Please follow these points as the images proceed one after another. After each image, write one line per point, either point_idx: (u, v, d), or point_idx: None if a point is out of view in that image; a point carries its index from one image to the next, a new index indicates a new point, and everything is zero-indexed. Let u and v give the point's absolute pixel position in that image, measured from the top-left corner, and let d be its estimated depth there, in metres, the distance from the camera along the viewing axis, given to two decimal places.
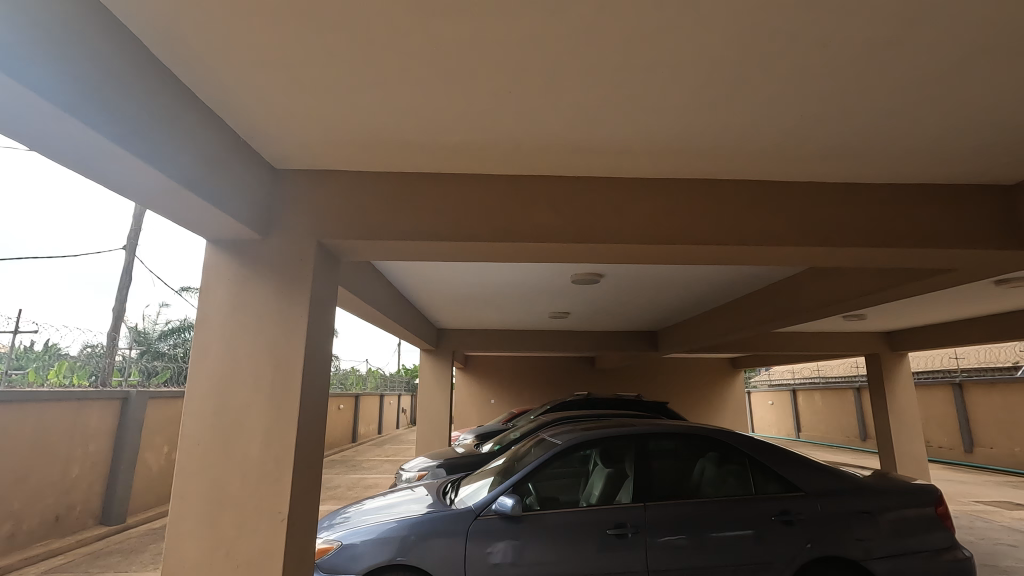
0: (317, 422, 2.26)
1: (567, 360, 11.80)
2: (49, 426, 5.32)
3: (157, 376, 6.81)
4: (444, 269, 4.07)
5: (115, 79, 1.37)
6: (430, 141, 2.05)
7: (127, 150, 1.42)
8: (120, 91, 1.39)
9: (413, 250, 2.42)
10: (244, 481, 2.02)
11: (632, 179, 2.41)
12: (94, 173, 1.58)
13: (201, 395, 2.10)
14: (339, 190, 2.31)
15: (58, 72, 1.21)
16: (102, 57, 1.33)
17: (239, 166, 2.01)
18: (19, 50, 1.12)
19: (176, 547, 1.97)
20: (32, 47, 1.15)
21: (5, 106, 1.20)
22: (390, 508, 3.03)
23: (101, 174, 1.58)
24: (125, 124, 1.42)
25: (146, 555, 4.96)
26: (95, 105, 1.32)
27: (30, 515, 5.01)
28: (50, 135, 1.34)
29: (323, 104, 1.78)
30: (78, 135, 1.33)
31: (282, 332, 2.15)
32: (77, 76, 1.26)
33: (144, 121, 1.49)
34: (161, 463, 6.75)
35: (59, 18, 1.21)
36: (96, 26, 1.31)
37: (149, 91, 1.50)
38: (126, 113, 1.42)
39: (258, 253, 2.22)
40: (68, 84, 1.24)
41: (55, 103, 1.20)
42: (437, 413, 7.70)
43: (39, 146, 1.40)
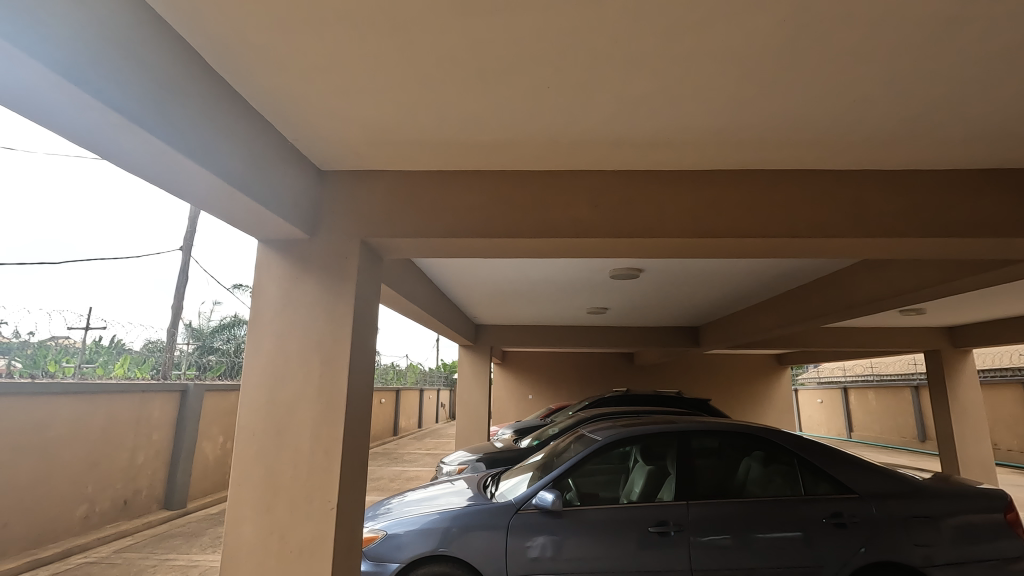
0: (363, 415, 2.33)
1: (606, 357, 11.69)
2: (116, 417, 5.65)
3: (212, 370, 7.20)
4: (483, 266, 4.10)
5: (167, 90, 1.46)
6: (466, 139, 2.07)
7: (181, 152, 1.51)
8: (173, 102, 1.49)
9: (454, 247, 2.46)
10: (295, 471, 2.11)
11: (673, 172, 2.36)
12: (155, 176, 1.68)
13: (256, 387, 2.21)
14: (379, 191, 2.36)
15: (116, 84, 1.31)
16: (154, 60, 1.41)
17: (285, 171, 2.10)
18: (83, 64, 1.22)
19: (234, 533, 2.08)
20: (94, 61, 1.25)
21: (78, 116, 1.32)
22: (432, 500, 3.10)
23: (161, 177, 1.69)
24: (176, 126, 1.50)
25: (206, 538, 5.25)
26: (148, 109, 1.40)
27: (102, 499, 5.38)
28: (109, 137, 1.43)
29: (365, 105, 1.83)
30: (135, 138, 1.42)
31: (329, 328, 2.23)
32: (138, 89, 1.37)
33: (194, 127, 1.57)
34: (217, 453, 7.12)
35: (115, 30, 1.30)
36: (148, 31, 1.39)
37: (195, 93, 1.57)
38: (176, 116, 1.50)
39: (305, 252, 2.31)
40: (123, 92, 1.33)
41: (110, 105, 1.28)
42: (476, 407, 7.78)
43: (106, 151, 1.51)
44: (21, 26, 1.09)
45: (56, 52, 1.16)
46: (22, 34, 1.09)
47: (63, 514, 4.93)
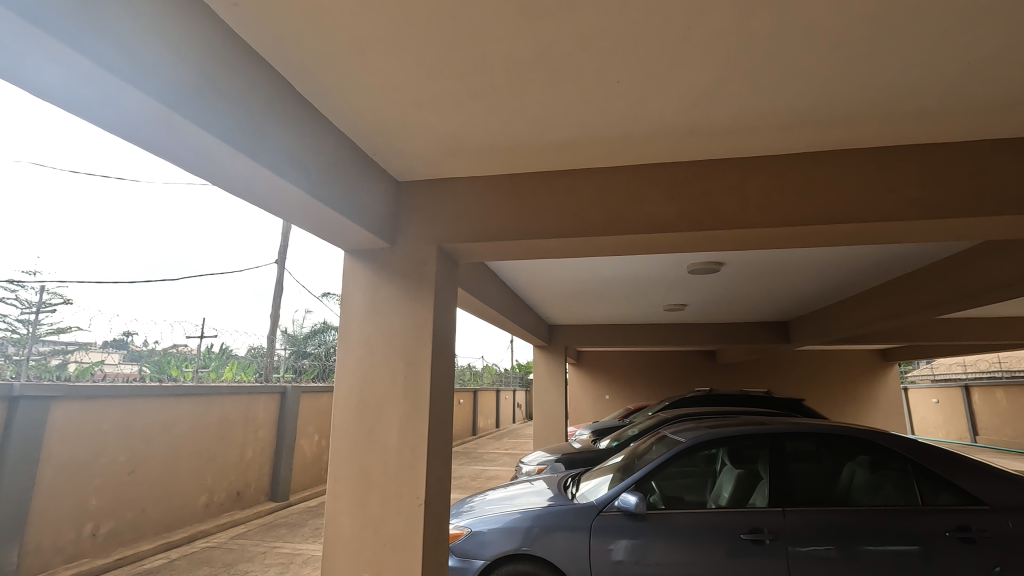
0: (446, 415, 2.41)
1: (685, 355, 11.25)
2: (227, 415, 6.22)
3: (306, 373, 7.88)
4: (555, 266, 4.10)
5: (263, 116, 1.59)
6: (536, 140, 2.08)
7: (276, 173, 1.64)
8: (268, 127, 1.62)
9: (526, 249, 2.48)
10: (385, 468, 2.23)
11: (755, 158, 2.23)
12: (254, 196, 1.84)
13: (348, 389, 2.36)
14: (453, 198, 2.44)
15: (222, 115, 1.44)
16: (251, 90, 1.54)
17: (366, 184, 2.22)
18: (195, 99, 1.35)
19: (333, 524, 2.23)
20: (203, 95, 1.38)
21: (191, 146, 1.47)
22: (513, 499, 3.14)
23: (259, 196, 1.84)
24: (268, 147, 1.61)
25: (307, 529, 5.67)
26: (248, 135, 1.53)
27: (219, 490, 5.97)
28: (216, 164, 1.57)
29: (437, 115, 1.90)
30: (234, 160, 1.54)
31: (411, 332, 2.33)
32: (239, 118, 1.50)
33: (286, 148, 1.70)
34: (314, 449, 7.67)
35: (220, 66, 1.43)
36: (240, 61, 1.50)
37: (283, 115, 1.68)
38: (268, 137, 1.61)
39: (387, 260, 2.43)
40: (228, 122, 1.46)
41: (215, 134, 1.41)
42: (553, 408, 7.78)
43: (214, 175, 1.67)
44: (140, 67, 1.20)
45: (168, 87, 1.27)
46: (140, 74, 1.20)
47: (189, 502, 5.53)
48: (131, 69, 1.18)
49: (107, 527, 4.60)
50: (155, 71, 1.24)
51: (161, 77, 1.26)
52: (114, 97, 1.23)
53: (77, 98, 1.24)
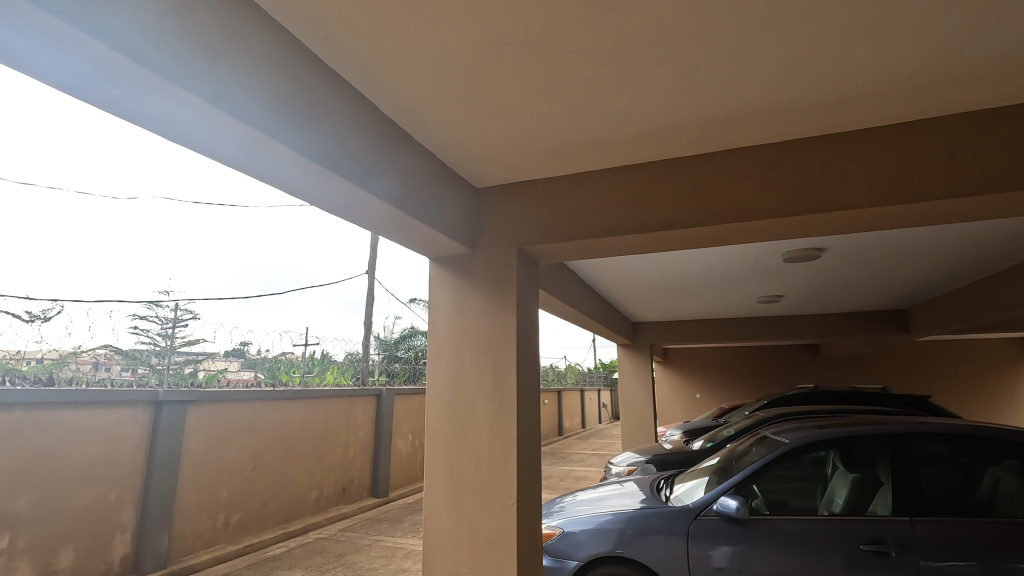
0: (533, 416, 2.44)
1: (784, 350, 10.46)
2: (332, 417, 6.66)
3: (397, 376, 8.26)
4: (637, 262, 4.00)
5: (350, 136, 1.71)
6: (612, 135, 2.05)
7: (364, 188, 1.76)
8: (355, 146, 1.73)
9: (606, 247, 2.45)
10: (478, 467, 2.29)
11: (857, 132, 2.03)
12: (345, 211, 1.97)
13: (439, 391, 2.46)
14: (530, 201, 2.46)
15: (315, 138, 1.56)
16: (338, 113, 1.66)
17: (446, 193, 2.30)
18: (291, 126, 1.48)
19: (431, 520, 2.33)
20: (298, 122, 1.50)
21: (290, 170, 1.61)
22: (604, 501, 3.10)
23: (349, 211, 1.97)
24: (353, 163, 1.72)
25: (406, 524, 5.96)
26: (338, 155, 1.65)
27: (328, 486, 6.45)
28: (311, 184, 1.71)
29: (511, 120, 1.93)
30: (323, 178, 1.66)
31: (496, 334, 2.39)
32: (329, 140, 1.62)
33: (371, 164, 1.81)
34: (408, 449, 8.06)
35: (311, 93, 1.55)
36: (328, 87, 1.62)
37: (365, 133, 1.78)
38: (353, 154, 1.72)
39: (469, 265, 2.50)
40: (320, 145, 1.58)
41: (310, 157, 1.53)
42: (641, 407, 7.57)
43: (309, 194, 1.81)
44: (241, 100, 1.33)
45: (265, 116, 1.40)
46: (242, 107, 1.33)
47: (303, 497, 6.02)
48: (234, 102, 1.31)
49: (237, 517, 5.13)
50: (254, 102, 1.37)
51: (259, 108, 1.38)
52: (219, 128, 1.37)
53: (190, 133, 1.39)
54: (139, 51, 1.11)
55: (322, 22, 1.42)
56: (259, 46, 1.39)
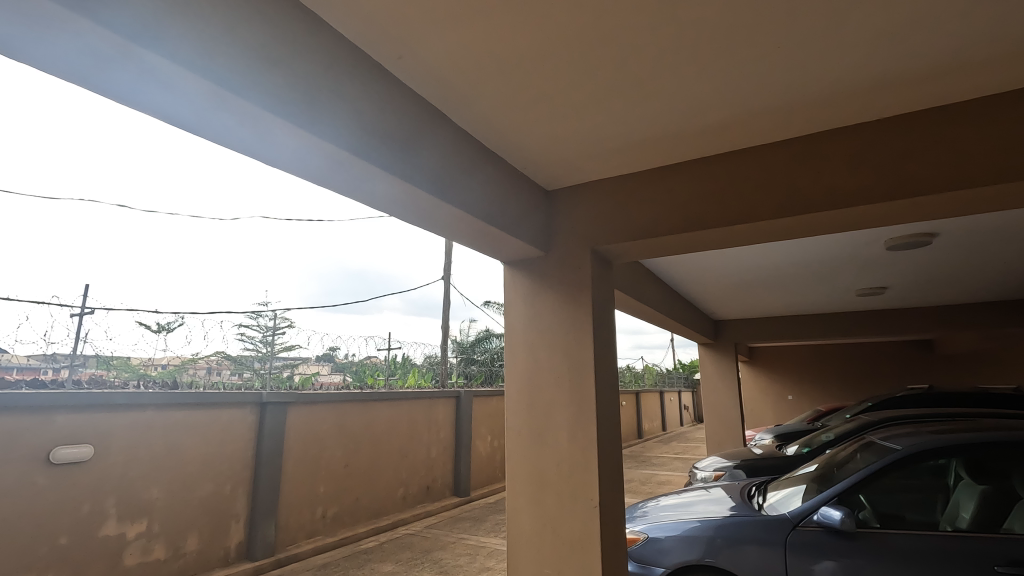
0: (613, 418, 2.40)
1: (890, 346, 9.49)
2: (415, 417, 6.92)
3: (475, 378, 8.51)
4: (717, 257, 3.81)
5: (424, 148, 1.78)
6: (686, 127, 1.98)
7: (438, 196, 1.83)
8: (429, 156, 1.81)
9: (683, 243, 2.36)
10: (558, 469, 2.29)
11: (972, 102, 1.82)
12: (419, 219, 2.06)
13: (517, 392, 2.50)
14: (601, 200, 2.43)
15: (393, 152, 1.65)
16: (413, 127, 1.74)
17: (517, 198, 2.33)
18: (372, 142, 1.57)
19: (515, 521, 2.37)
20: (377, 138, 1.59)
21: (371, 183, 1.70)
22: (690, 507, 2.98)
23: (424, 219, 2.06)
24: (421, 170, 1.76)
25: (489, 524, 6.08)
26: (414, 168, 1.73)
27: (414, 484, 6.72)
28: (388, 194, 1.80)
29: (580, 120, 1.92)
30: (391, 184, 1.71)
31: (573, 336, 2.38)
32: (405, 154, 1.70)
33: (444, 173, 1.88)
34: (487, 449, 8.21)
35: (388, 109, 1.64)
36: (404, 102, 1.71)
37: (433, 141, 1.83)
38: (420, 161, 1.76)
39: (543, 267, 2.52)
40: (398, 157, 1.67)
41: (388, 170, 1.62)
42: (726, 410, 7.19)
43: (387, 205, 1.91)
44: (313, 114, 1.39)
45: (336, 129, 1.45)
46: (314, 121, 1.39)
47: (391, 493, 6.32)
48: (307, 117, 1.37)
49: (333, 511, 5.50)
50: (326, 116, 1.43)
51: (330, 121, 1.44)
52: (297, 144, 1.45)
53: (266, 148, 1.48)
54: (221, 75, 1.19)
55: (399, 42, 1.50)
56: (330, 62, 1.45)
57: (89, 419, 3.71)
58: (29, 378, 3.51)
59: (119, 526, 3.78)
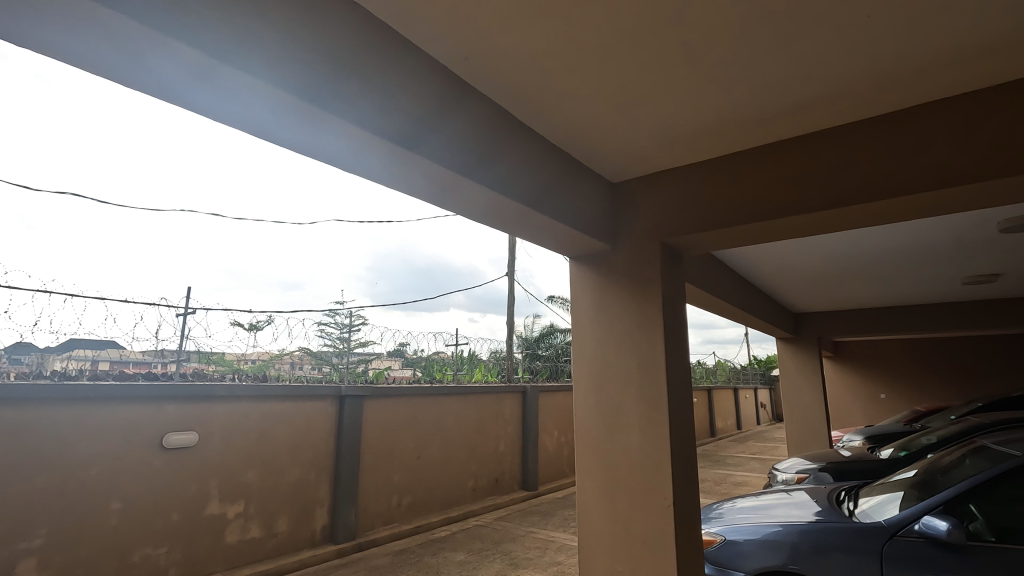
0: (686, 415, 2.33)
1: (1005, 341, 8.46)
2: (483, 411, 7.05)
3: (540, 374, 8.38)
4: (798, 246, 3.58)
5: (479, 141, 1.77)
6: (761, 110, 1.87)
7: (495, 190, 1.82)
8: (485, 150, 1.80)
9: (760, 232, 2.24)
10: (629, 466, 2.26)
11: None
12: (478, 213, 2.06)
13: (586, 388, 2.49)
14: (670, 190, 2.35)
15: (446, 146, 1.65)
16: (468, 120, 1.74)
17: (582, 192, 2.30)
18: (424, 136, 1.58)
19: (586, 516, 2.36)
20: (430, 133, 1.60)
21: (426, 177, 1.71)
22: (771, 510, 2.83)
23: (482, 214, 2.06)
24: (468, 159, 1.72)
25: (557, 519, 6.08)
26: (469, 161, 1.72)
27: (483, 476, 6.85)
28: (445, 189, 1.81)
29: (646, 109, 1.87)
30: (436, 175, 1.69)
31: (642, 330, 2.33)
32: (459, 148, 1.70)
33: (502, 167, 1.87)
34: (554, 444, 8.21)
35: (440, 103, 1.64)
36: (459, 96, 1.71)
37: (483, 130, 1.79)
38: (467, 151, 1.72)
39: (610, 261, 2.48)
40: (451, 150, 1.66)
41: (443, 164, 1.62)
42: (810, 409, 6.75)
43: (444, 200, 1.92)
44: (353, 104, 1.39)
45: (377, 118, 1.44)
46: (354, 111, 1.38)
47: (461, 485, 6.49)
48: (347, 107, 1.37)
49: (407, 500, 5.73)
50: (366, 106, 1.42)
51: (371, 110, 1.43)
52: (353, 142, 1.48)
53: (310, 142, 1.50)
54: (260, 69, 1.21)
55: (459, 40, 1.52)
56: (372, 52, 1.44)
57: (195, 408, 4.11)
58: (143, 371, 3.91)
59: (221, 505, 4.16)
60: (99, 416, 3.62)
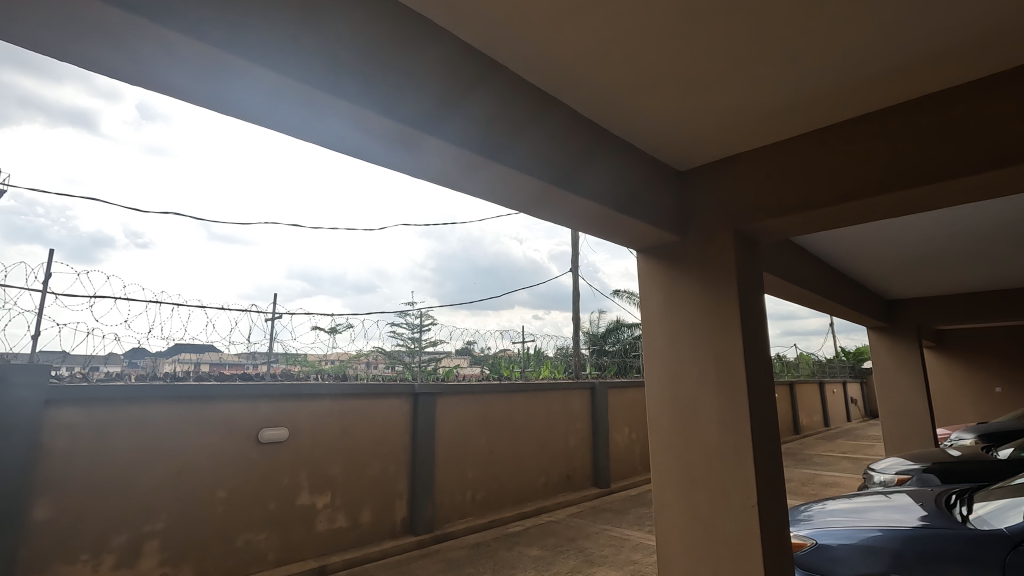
0: (769, 412, 2.21)
1: None
2: (552, 408, 7.05)
3: (608, 369, 8.29)
4: (891, 228, 3.28)
5: (511, 124, 1.68)
6: (843, 83, 1.73)
7: (535, 176, 1.73)
8: (522, 135, 1.71)
9: (847, 215, 2.08)
10: (708, 465, 2.18)
11: None
12: (519, 203, 1.98)
13: (658, 384, 2.44)
14: (742, 176, 2.23)
15: (472, 129, 1.57)
16: (498, 103, 1.65)
17: (646, 182, 2.24)
18: (447, 119, 1.50)
19: (663, 515, 2.32)
20: (455, 116, 1.53)
21: (456, 165, 1.65)
22: (868, 514, 2.63)
23: (524, 204, 1.98)
24: (490, 139, 1.61)
25: (632, 517, 5.98)
26: (499, 144, 1.64)
27: (554, 473, 6.87)
28: (477, 177, 1.73)
29: (714, 92, 1.79)
30: (455, 157, 1.59)
31: (716, 323, 2.24)
32: (486, 130, 1.61)
33: (545, 152, 1.78)
34: (626, 442, 8.07)
35: (464, 83, 1.55)
36: (491, 79, 1.63)
37: (510, 109, 1.68)
38: (490, 131, 1.62)
39: (680, 253, 2.40)
40: (477, 134, 1.58)
41: (469, 149, 1.55)
42: (909, 405, 6.17)
43: (479, 190, 1.85)
44: (358, 85, 1.32)
45: (385, 99, 1.36)
46: (359, 92, 1.31)
47: (533, 481, 6.54)
48: (352, 89, 1.30)
49: (481, 494, 5.86)
50: (373, 87, 1.35)
51: (377, 91, 1.35)
52: (372, 130, 1.43)
53: (319, 131, 1.45)
54: (270, 59, 1.17)
55: (506, 35, 1.50)
56: (378, 31, 1.37)
57: (284, 406, 4.43)
58: (238, 372, 4.29)
59: (311, 496, 4.46)
60: (183, 412, 3.89)
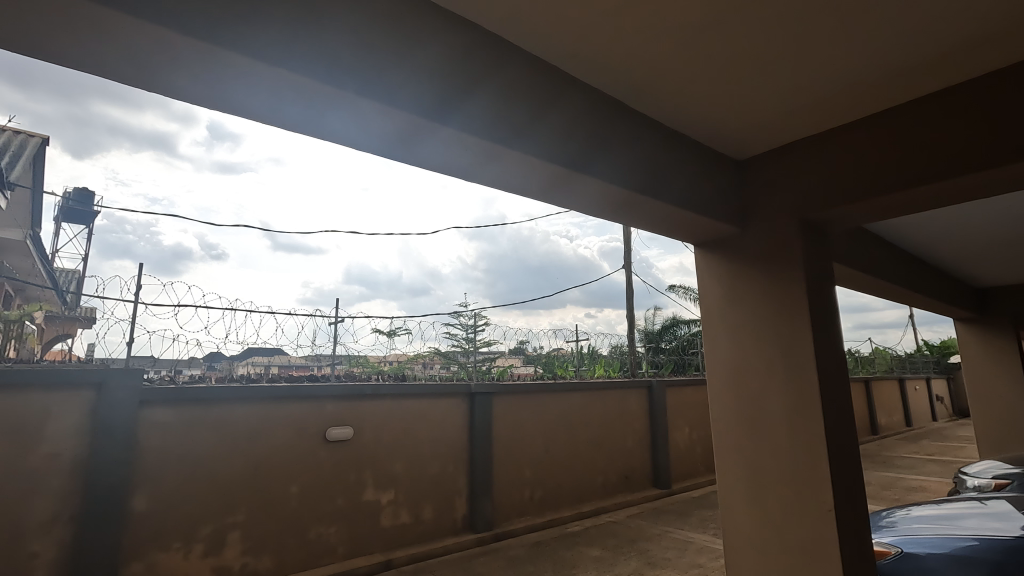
0: (845, 411, 2.08)
1: None
2: (609, 407, 6.94)
3: (664, 367, 8.17)
4: (981, 210, 2.99)
5: (528, 110, 1.61)
6: (919, 57, 1.61)
7: (559, 164, 1.66)
8: (543, 122, 1.65)
9: (928, 198, 1.92)
10: (777, 465, 2.09)
11: None
12: (547, 195, 1.91)
13: (721, 382, 2.35)
14: (807, 162, 2.11)
15: (483, 116, 1.51)
16: (510, 89, 1.58)
17: (701, 173, 2.16)
18: (454, 107, 1.45)
19: (729, 517, 2.24)
20: (463, 105, 1.47)
21: (471, 155, 1.60)
22: (962, 521, 2.42)
23: (551, 194, 1.91)
24: (501, 125, 1.54)
25: (695, 519, 5.80)
26: (516, 131, 1.58)
27: (612, 473, 6.77)
28: (495, 167, 1.67)
29: (773, 77, 1.71)
30: (467, 146, 1.54)
31: (783, 317, 2.13)
32: (499, 117, 1.55)
33: (573, 140, 1.71)
34: (686, 442, 7.83)
35: (471, 70, 1.49)
36: (507, 67, 1.57)
37: (525, 93, 1.61)
38: (500, 116, 1.55)
39: (741, 245, 2.31)
40: (489, 120, 1.52)
41: (480, 136, 1.49)
42: (1007, 403, 5.61)
43: (500, 180, 1.80)
44: (357, 80, 1.28)
45: (386, 90, 1.33)
46: (357, 86, 1.28)
47: (590, 481, 6.48)
48: (352, 84, 1.27)
49: (539, 494, 5.87)
50: (372, 79, 1.31)
51: (376, 83, 1.31)
52: (380, 122, 1.41)
53: (323, 126, 1.43)
54: (278, 60, 1.17)
55: (539, 27, 1.47)
56: (377, 20, 1.33)
57: (348, 406, 4.62)
58: (305, 373, 4.56)
59: (376, 492, 4.63)
60: (244, 412, 4.07)
